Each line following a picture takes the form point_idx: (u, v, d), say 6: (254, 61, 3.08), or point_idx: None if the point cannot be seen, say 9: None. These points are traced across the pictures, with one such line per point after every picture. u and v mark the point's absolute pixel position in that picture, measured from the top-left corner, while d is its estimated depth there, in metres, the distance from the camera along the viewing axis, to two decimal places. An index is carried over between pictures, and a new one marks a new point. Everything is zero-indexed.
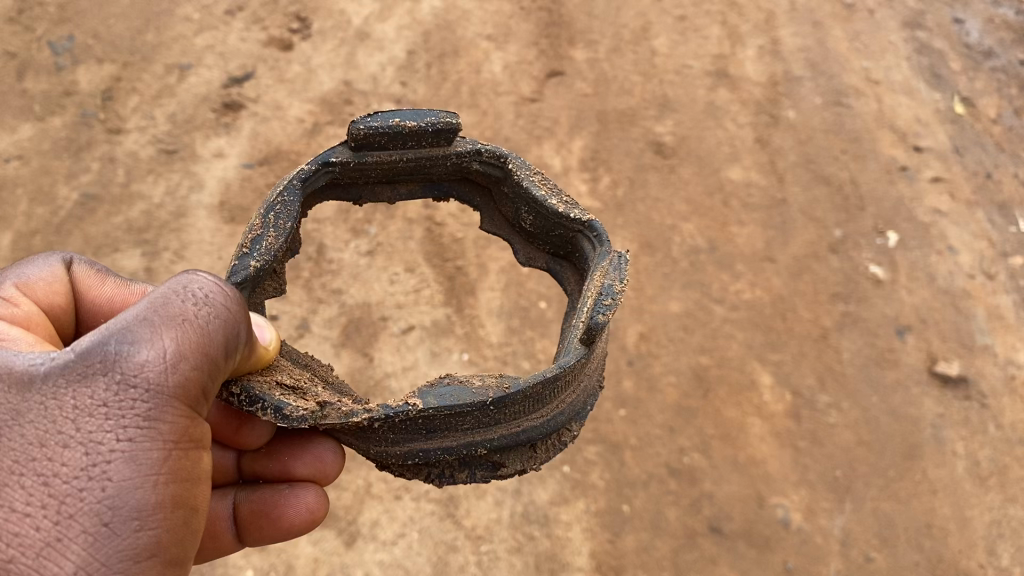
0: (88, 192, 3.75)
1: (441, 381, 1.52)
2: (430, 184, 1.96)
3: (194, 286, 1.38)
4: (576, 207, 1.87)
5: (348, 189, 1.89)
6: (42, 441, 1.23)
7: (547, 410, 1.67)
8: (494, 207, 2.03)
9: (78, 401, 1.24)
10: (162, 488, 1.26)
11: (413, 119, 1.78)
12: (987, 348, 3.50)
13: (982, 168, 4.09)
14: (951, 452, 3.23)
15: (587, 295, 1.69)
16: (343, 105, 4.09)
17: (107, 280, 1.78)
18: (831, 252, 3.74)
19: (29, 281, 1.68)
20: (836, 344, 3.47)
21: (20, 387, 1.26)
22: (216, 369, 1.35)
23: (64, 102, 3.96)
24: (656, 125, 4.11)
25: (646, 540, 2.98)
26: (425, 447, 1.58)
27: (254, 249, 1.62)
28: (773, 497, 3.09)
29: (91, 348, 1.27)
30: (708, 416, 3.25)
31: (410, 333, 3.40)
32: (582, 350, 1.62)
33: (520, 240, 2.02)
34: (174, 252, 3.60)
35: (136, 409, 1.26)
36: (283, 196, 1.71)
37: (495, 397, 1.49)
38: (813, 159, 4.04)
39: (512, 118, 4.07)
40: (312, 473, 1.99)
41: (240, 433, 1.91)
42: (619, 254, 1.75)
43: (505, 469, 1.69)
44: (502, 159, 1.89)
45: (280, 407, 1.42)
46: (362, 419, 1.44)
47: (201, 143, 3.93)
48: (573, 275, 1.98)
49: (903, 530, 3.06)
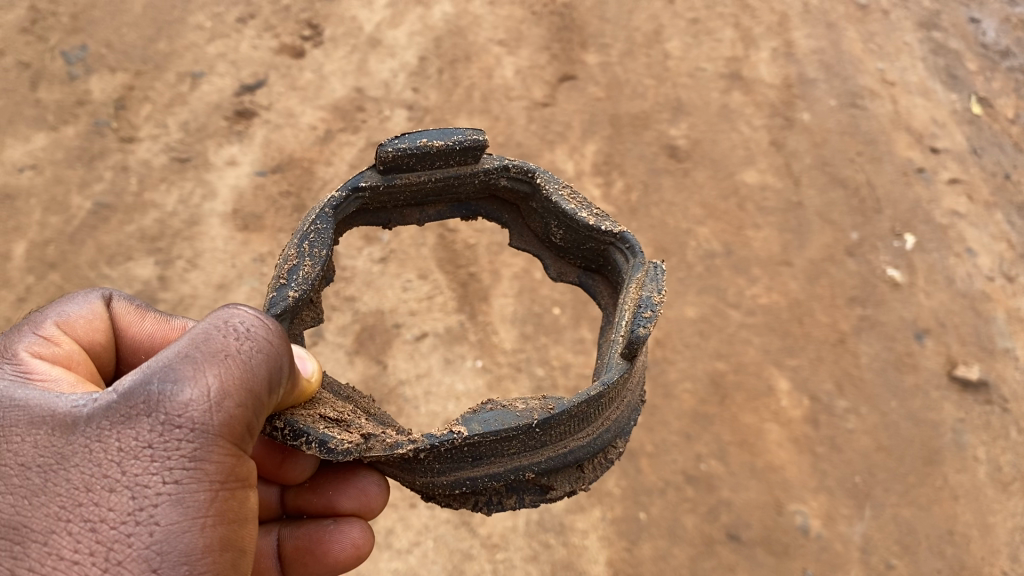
0: (101, 201, 3.76)
1: (482, 408, 1.52)
2: (458, 204, 1.94)
3: (235, 320, 1.37)
4: (606, 219, 1.86)
5: (377, 214, 1.88)
6: (87, 486, 1.22)
7: (591, 429, 1.67)
8: (523, 223, 2.01)
9: (123, 443, 1.23)
10: (210, 530, 1.24)
11: (440, 138, 1.76)
12: (1008, 352, 3.46)
13: (1000, 169, 4.05)
14: (972, 457, 3.19)
15: (626, 309, 1.70)
16: (355, 112, 4.09)
17: (147, 316, 1.74)
18: (848, 255, 3.70)
19: (70, 318, 1.63)
20: (854, 349, 3.43)
21: (64, 429, 1.25)
22: (259, 405, 1.34)
23: (78, 111, 3.97)
24: (669, 129, 4.09)
25: (664, 548, 2.95)
26: (473, 475, 1.57)
27: (291, 279, 1.60)
28: (791, 503, 3.06)
29: (135, 389, 1.25)
30: (726, 422, 3.22)
31: (424, 340, 3.38)
32: (624, 364, 1.62)
33: (551, 255, 2.01)
34: (187, 261, 3.61)
35: (181, 450, 1.24)
36: (316, 224, 1.70)
37: (540, 419, 1.49)
38: (829, 161, 3.99)
39: (524, 124, 4.05)
40: (356, 507, 1.97)
41: (284, 467, 1.91)
42: (654, 264, 1.75)
43: (553, 492, 1.68)
44: (530, 173, 1.87)
45: (324, 440, 1.40)
46: (407, 450, 1.44)
47: (213, 151, 3.93)
48: (606, 288, 1.97)
49: (924, 537, 3.01)
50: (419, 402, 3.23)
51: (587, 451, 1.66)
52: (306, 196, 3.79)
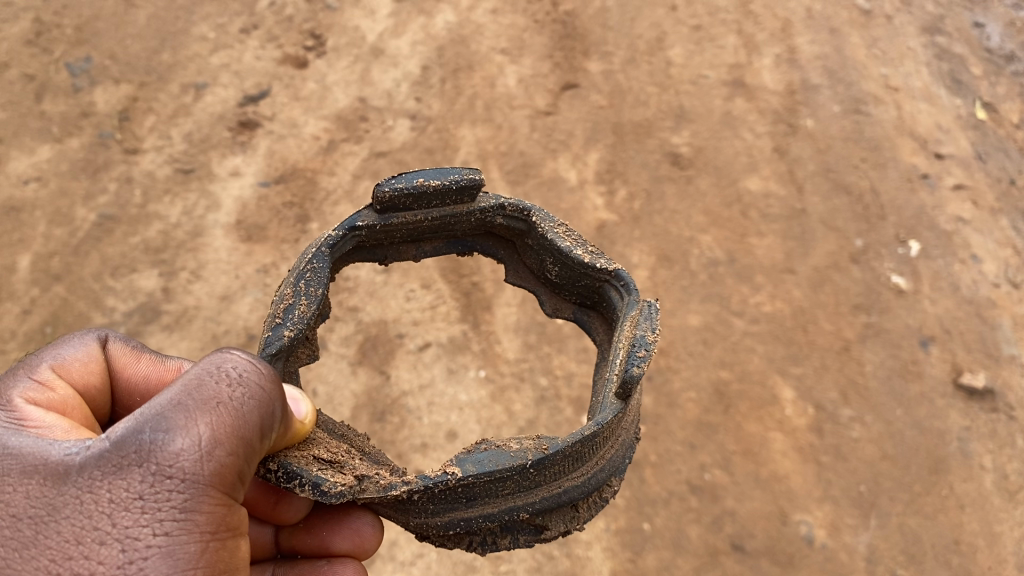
0: (105, 213, 3.78)
1: (476, 448, 1.52)
2: (454, 241, 1.94)
3: (229, 365, 1.37)
4: (601, 256, 1.86)
5: (373, 250, 1.87)
6: (78, 538, 1.22)
7: (586, 468, 1.66)
8: (518, 259, 2.01)
9: (114, 494, 1.23)
10: None
11: (436, 178, 1.75)
12: (1014, 359, 3.44)
13: (1005, 174, 4.03)
14: (978, 466, 3.17)
15: (620, 345, 1.69)
16: (358, 122, 4.09)
17: (142, 357, 1.75)
18: (852, 262, 3.69)
19: (65, 361, 1.64)
20: (858, 357, 3.42)
21: (55, 480, 1.25)
22: (252, 451, 1.34)
23: (82, 123, 3.98)
24: (672, 136, 4.08)
25: (668, 558, 2.94)
26: (467, 516, 1.57)
27: (287, 319, 1.61)
28: (796, 513, 3.04)
29: (126, 438, 1.26)
30: (730, 431, 3.21)
31: (427, 350, 3.38)
32: (619, 404, 1.60)
33: (547, 291, 2.01)
34: (190, 272, 3.62)
35: (172, 501, 1.25)
36: (312, 264, 1.70)
37: (534, 459, 1.49)
38: (833, 168, 3.98)
39: (527, 133, 4.05)
40: (350, 548, 1.98)
41: (278, 509, 1.90)
42: (648, 303, 1.75)
43: (548, 532, 1.67)
44: (525, 212, 1.87)
45: (317, 482, 1.39)
46: (401, 492, 1.43)
47: (217, 162, 3.94)
48: (601, 324, 1.97)
49: (930, 547, 3.00)
50: (422, 413, 3.22)
51: (583, 490, 1.66)
52: (309, 207, 3.79)
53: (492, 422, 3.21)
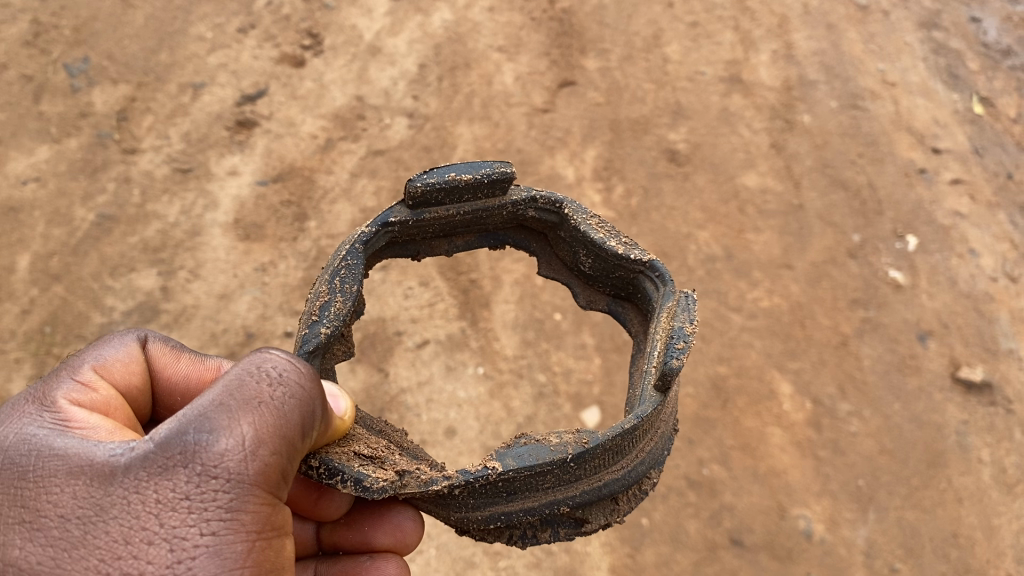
0: (104, 213, 3.78)
1: (517, 441, 1.54)
2: (486, 234, 1.96)
3: (268, 364, 1.39)
4: (635, 247, 1.87)
5: (405, 245, 1.89)
6: (126, 538, 1.22)
7: (625, 462, 1.70)
8: (551, 252, 2.03)
9: (160, 494, 1.24)
10: None
11: (468, 172, 1.76)
12: (1012, 352, 3.45)
13: (1002, 169, 4.03)
14: (976, 459, 3.18)
15: (658, 338, 1.72)
16: (355, 121, 4.10)
17: (182, 357, 1.76)
18: (850, 256, 3.69)
19: (106, 362, 1.65)
20: (856, 351, 3.43)
21: (101, 480, 1.26)
22: (293, 451, 1.36)
23: (80, 123, 3.99)
24: (669, 133, 4.09)
25: (666, 553, 2.95)
26: (507, 510, 1.60)
27: (323, 316, 1.62)
28: (794, 507, 3.05)
29: (170, 440, 1.27)
30: (728, 426, 3.21)
31: (425, 347, 3.39)
32: (658, 397, 1.62)
33: (580, 283, 2.03)
34: (189, 271, 3.63)
35: (218, 501, 1.26)
36: (347, 260, 1.71)
37: (575, 453, 1.51)
38: (830, 163, 3.98)
39: (524, 130, 4.05)
40: (391, 543, 2.00)
41: (320, 505, 1.91)
42: (685, 293, 1.77)
43: (588, 525, 1.72)
44: (557, 204, 1.88)
45: (359, 478, 1.42)
46: (442, 487, 1.44)
47: (215, 161, 3.95)
48: (635, 315, 1.99)
49: (928, 541, 3.00)
50: (421, 410, 3.24)
51: (622, 484, 1.69)
52: (307, 205, 3.80)
53: (491, 419, 3.22)
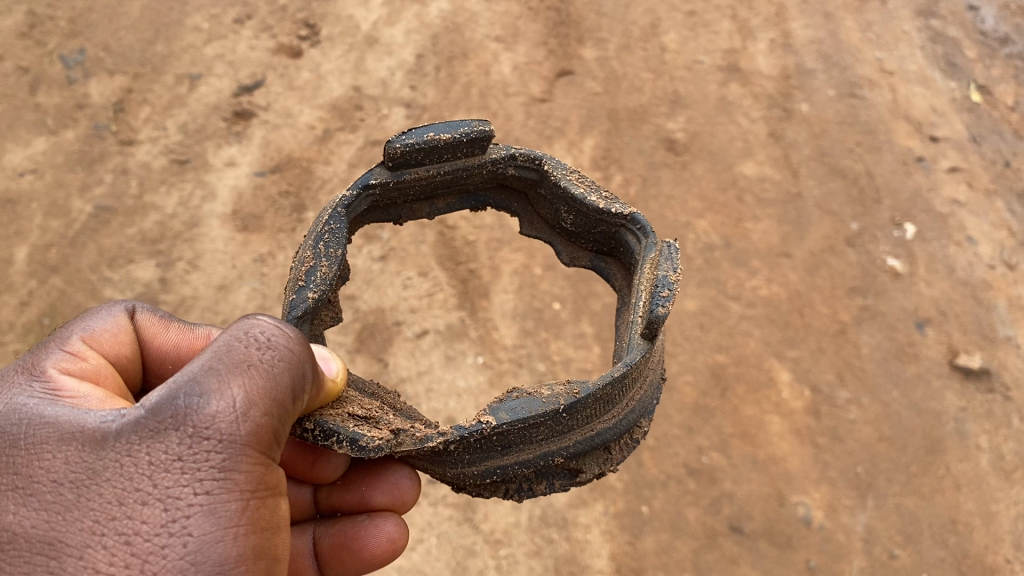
0: (102, 204, 3.78)
1: (508, 396, 1.54)
2: (466, 195, 1.96)
3: (257, 330, 1.39)
4: (615, 201, 1.87)
5: (387, 210, 1.89)
6: (120, 499, 1.22)
7: (616, 411, 1.71)
8: (532, 210, 2.03)
9: (153, 456, 1.24)
10: (243, 539, 1.25)
11: (446, 131, 1.76)
12: (1010, 340, 3.45)
13: (1000, 157, 4.04)
14: (974, 446, 3.19)
15: (642, 289, 1.73)
16: (353, 111, 4.09)
17: (171, 326, 1.76)
18: (848, 245, 3.70)
19: (95, 333, 1.65)
20: (854, 339, 3.43)
21: (93, 445, 1.26)
22: (284, 413, 1.36)
23: (77, 115, 3.98)
24: (667, 122, 4.08)
25: (666, 541, 2.96)
26: (503, 463, 1.60)
27: (309, 281, 1.62)
28: (793, 494, 3.06)
29: (162, 405, 1.27)
30: (727, 414, 3.22)
31: (424, 337, 3.39)
32: (646, 344, 1.64)
33: (562, 241, 2.03)
34: (187, 262, 3.62)
35: (211, 461, 1.25)
36: (330, 225, 1.71)
37: (567, 404, 1.52)
38: (828, 151, 3.99)
39: (522, 120, 4.05)
40: (389, 502, 2.00)
41: (316, 467, 1.92)
42: (667, 243, 1.79)
43: (583, 475, 1.72)
44: (536, 161, 1.88)
45: (355, 438, 1.42)
46: (437, 443, 1.47)
47: (212, 152, 3.94)
48: (619, 270, 1.99)
49: (927, 527, 3.01)
50: (420, 399, 3.24)
51: (615, 432, 1.70)
52: (304, 195, 3.80)
53: None
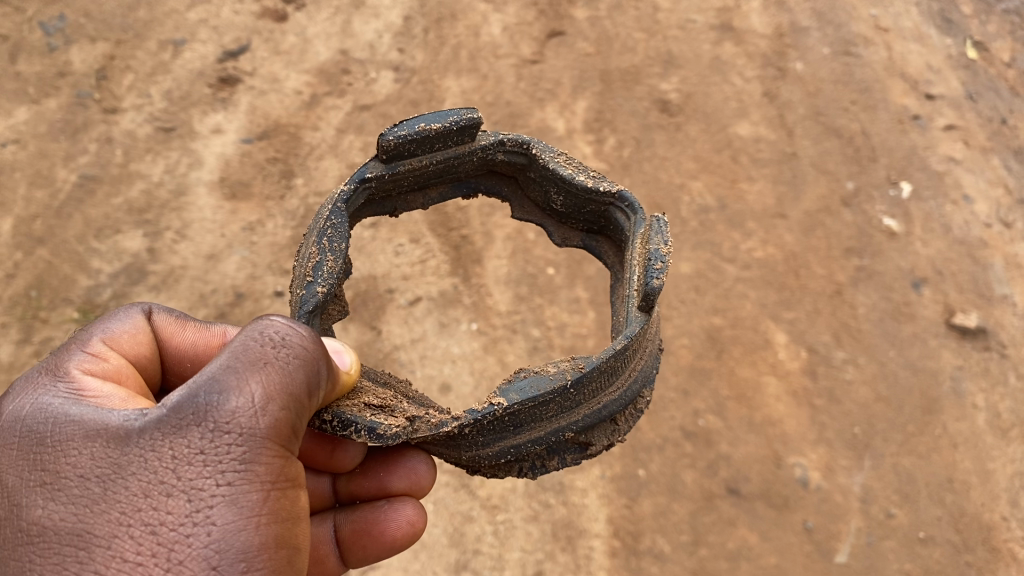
0: (87, 173, 3.71)
1: (515, 376, 1.52)
2: (457, 183, 1.92)
3: (272, 330, 1.36)
4: (602, 179, 1.84)
5: (381, 202, 1.85)
6: (145, 492, 1.21)
7: (621, 382, 1.68)
8: (522, 195, 1.98)
9: (176, 451, 1.23)
10: (265, 529, 1.23)
11: (437, 121, 1.71)
12: (1006, 298, 3.43)
13: (997, 114, 3.99)
14: (971, 405, 3.18)
15: (635, 264, 1.70)
16: (340, 75, 4.02)
17: (188, 326, 1.71)
18: (844, 205, 3.66)
19: (114, 334, 1.61)
20: (851, 300, 3.41)
21: (118, 441, 1.25)
22: (302, 406, 1.34)
23: (59, 83, 3.89)
24: (660, 83, 4.02)
25: (663, 504, 2.95)
26: (516, 442, 1.58)
27: (317, 276, 1.59)
28: (790, 456, 3.05)
29: (182, 401, 1.26)
30: (723, 376, 3.21)
31: (418, 304, 3.35)
32: (643, 318, 1.63)
33: (553, 222, 1.99)
34: (176, 231, 3.57)
35: (232, 453, 1.24)
36: (331, 220, 1.67)
37: (574, 379, 1.50)
38: (823, 111, 3.94)
39: (513, 82, 3.98)
40: (407, 487, 1.98)
41: (334, 457, 1.89)
42: (655, 217, 1.74)
43: (593, 447, 1.70)
44: (524, 145, 1.83)
45: (372, 427, 1.42)
46: (452, 428, 1.46)
47: (198, 119, 3.87)
48: (610, 247, 1.97)
49: (925, 485, 3.01)
50: (415, 366, 3.21)
51: (620, 403, 1.67)
52: (293, 162, 3.74)
53: (485, 374, 3.20)
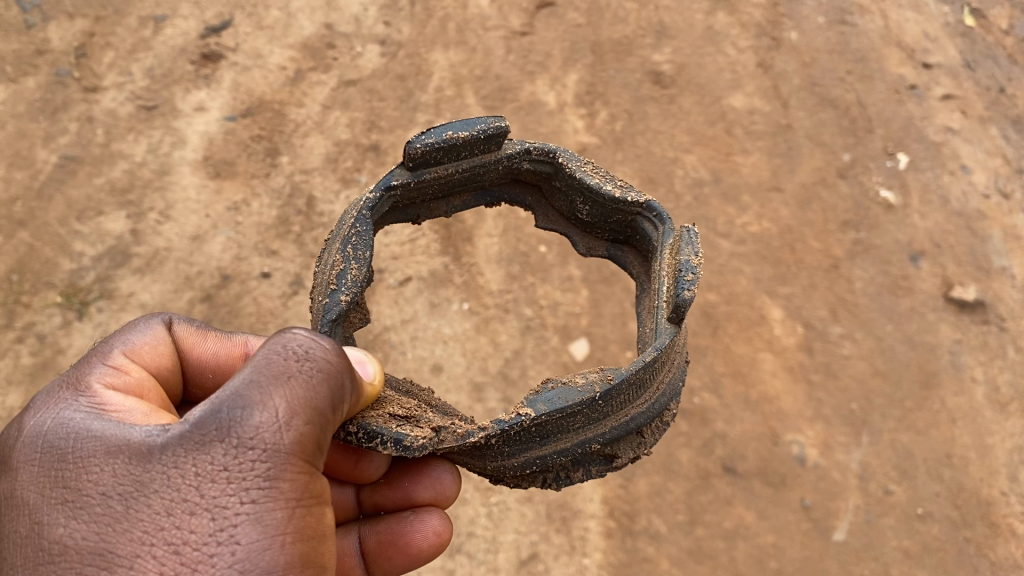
0: (67, 153, 3.62)
1: (543, 386, 1.51)
2: (481, 192, 1.87)
3: (295, 343, 1.36)
4: (630, 189, 1.79)
5: (405, 210, 1.80)
6: (168, 510, 1.22)
7: (648, 395, 1.66)
8: (547, 203, 1.93)
9: (199, 468, 1.23)
10: (291, 547, 1.23)
11: (464, 129, 1.67)
12: (1005, 270, 3.39)
13: (995, 82, 3.91)
14: (969, 379, 3.14)
15: (664, 275, 1.68)
16: (326, 50, 3.93)
17: (209, 336, 1.73)
18: (840, 177, 3.60)
19: (136, 346, 1.61)
20: (847, 274, 3.36)
21: (140, 458, 1.26)
22: (324, 421, 1.34)
23: (37, 61, 3.79)
24: (653, 54, 3.94)
25: (659, 483, 2.90)
26: (541, 454, 1.57)
27: (341, 284, 1.55)
28: (787, 433, 3.01)
29: (205, 418, 1.27)
30: (718, 353, 3.16)
31: (407, 284, 3.29)
32: (673, 328, 1.61)
33: (578, 232, 1.94)
34: (159, 212, 3.49)
35: (256, 470, 1.24)
36: (356, 229, 1.62)
37: (602, 391, 1.49)
38: (819, 81, 3.86)
39: (502, 54, 3.90)
40: (432, 496, 1.96)
41: (359, 467, 1.85)
42: (686, 228, 1.71)
43: (618, 460, 1.68)
44: (551, 154, 1.79)
45: (399, 439, 1.42)
46: (478, 438, 1.45)
47: (181, 97, 3.78)
48: (636, 258, 1.92)
49: (923, 461, 2.98)
50: (405, 348, 3.16)
51: (648, 415, 1.66)
52: (278, 140, 3.66)
53: (477, 354, 3.15)
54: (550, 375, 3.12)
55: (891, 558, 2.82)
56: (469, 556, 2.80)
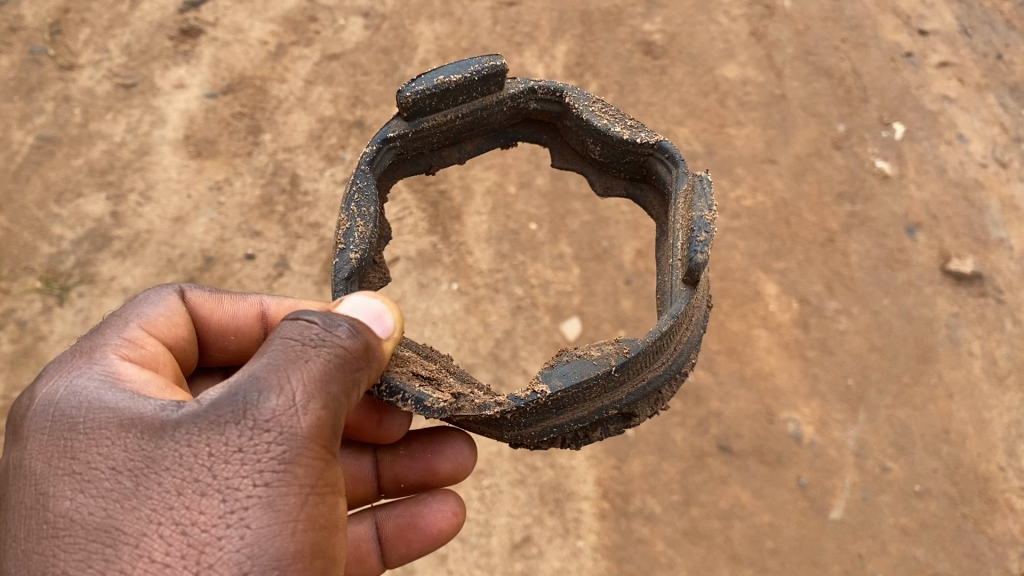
0: (43, 134, 3.53)
1: (558, 360, 1.47)
2: (493, 135, 1.84)
3: (319, 326, 1.32)
4: (640, 129, 1.72)
5: (415, 160, 1.80)
6: (177, 489, 1.15)
7: (666, 357, 1.60)
8: (563, 143, 1.87)
9: (213, 446, 1.18)
10: (302, 537, 1.18)
11: (457, 72, 1.64)
12: (1003, 242, 3.33)
13: (992, 49, 3.81)
14: (967, 352, 3.10)
15: (678, 229, 1.60)
16: (308, 23, 3.82)
17: (224, 302, 1.70)
18: (834, 148, 3.52)
19: (150, 317, 1.55)
20: (843, 248, 3.30)
21: (152, 434, 1.20)
22: (339, 409, 1.30)
23: (10, 39, 3.69)
24: (644, 23, 3.85)
25: (653, 463, 2.87)
26: (559, 423, 1.53)
27: (349, 242, 1.53)
28: (783, 411, 2.97)
29: (222, 400, 1.21)
30: (713, 331, 3.12)
31: (395, 265, 3.22)
32: (688, 292, 1.54)
33: (596, 172, 1.86)
34: (140, 193, 3.41)
35: (271, 452, 1.19)
36: (357, 183, 1.61)
37: (618, 364, 1.45)
38: (812, 50, 3.78)
39: (489, 25, 3.80)
40: (450, 471, 1.98)
41: (381, 427, 1.82)
42: (699, 177, 1.62)
43: (638, 419, 1.62)
44: (558, 92, 1.74)
45: (420, 398, 1.39)
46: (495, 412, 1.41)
47: (160, 74, 3.68)
48: (655, 197, 1.82)
49: (920, 437, 2.94)
50: None
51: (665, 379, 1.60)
52: (260, 116, 3.57)
53: (468, 335, 3.10)
54: (542, 355, 3.07)
55: (889, 535, 2.79)
56: (461, 540, 2.75)
